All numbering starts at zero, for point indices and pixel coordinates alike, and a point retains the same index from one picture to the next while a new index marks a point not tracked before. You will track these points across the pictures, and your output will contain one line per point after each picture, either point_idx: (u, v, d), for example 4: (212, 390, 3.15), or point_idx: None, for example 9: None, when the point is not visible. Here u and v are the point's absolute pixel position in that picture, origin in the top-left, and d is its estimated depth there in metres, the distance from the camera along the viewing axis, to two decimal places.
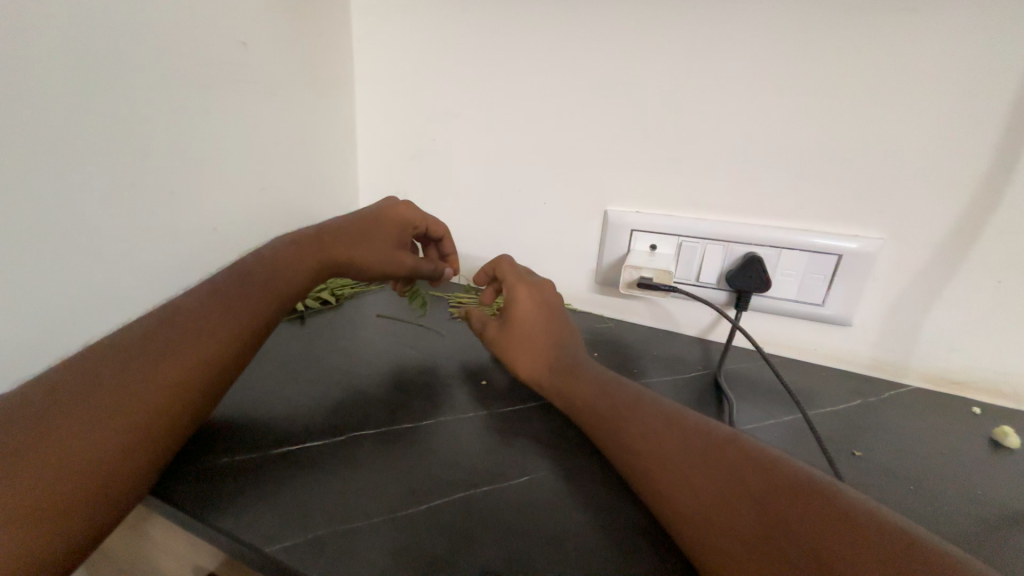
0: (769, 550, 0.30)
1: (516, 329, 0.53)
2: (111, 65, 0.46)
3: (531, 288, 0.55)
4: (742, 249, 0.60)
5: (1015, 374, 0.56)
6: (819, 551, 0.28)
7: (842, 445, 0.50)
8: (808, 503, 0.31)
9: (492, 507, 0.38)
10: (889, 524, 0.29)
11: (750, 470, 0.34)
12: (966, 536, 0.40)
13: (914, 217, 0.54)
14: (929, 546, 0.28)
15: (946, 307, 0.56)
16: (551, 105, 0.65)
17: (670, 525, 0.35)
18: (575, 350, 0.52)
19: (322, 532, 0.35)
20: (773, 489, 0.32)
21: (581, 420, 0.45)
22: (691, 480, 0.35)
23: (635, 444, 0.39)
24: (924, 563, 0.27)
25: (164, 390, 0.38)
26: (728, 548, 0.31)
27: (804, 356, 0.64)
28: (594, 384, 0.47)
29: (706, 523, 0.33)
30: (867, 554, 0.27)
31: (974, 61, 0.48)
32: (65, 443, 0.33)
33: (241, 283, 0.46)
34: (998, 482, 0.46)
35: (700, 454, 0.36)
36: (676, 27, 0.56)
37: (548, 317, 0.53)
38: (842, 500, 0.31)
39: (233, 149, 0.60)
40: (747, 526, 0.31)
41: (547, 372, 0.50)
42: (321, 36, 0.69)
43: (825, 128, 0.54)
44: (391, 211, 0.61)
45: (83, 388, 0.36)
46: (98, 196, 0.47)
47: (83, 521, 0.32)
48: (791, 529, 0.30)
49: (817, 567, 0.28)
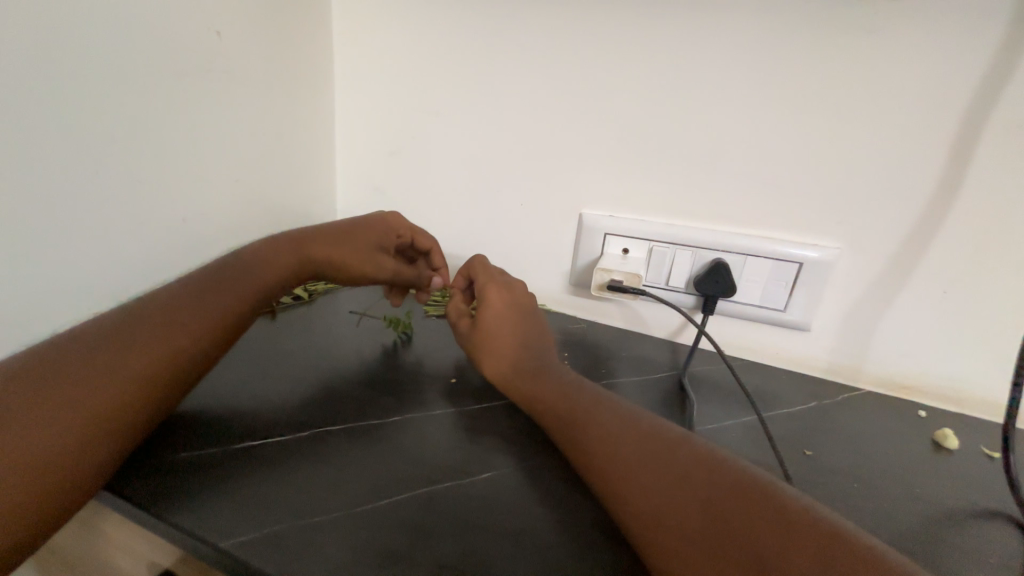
0: (713, 549, 0.31)
1: (484, 330, 0.53)
2: (78, 48, 0.44)
3: (500, 291, 0.55)
4: (709, 255, 0.62)
5: (958, 379, 0.59)
6: (758, 551, 0.30)
7: (795, 445, 0.52)
8: (752, 506, 0.32)
9: (454, 503, 0.39)
10: (824, 525, 0.31)
11: (701, 473, 0.35)
12: (905, 531, 0.42)
13: (869, 229, 0.56)
14: (858, 544, 0.30)
15: (897, 315, 0.59)
16: (530, 107, 0.66)
17: (623, 524, 0.36)
18: (543, 353, 0.53)
19: (279, 528, 0.35)
20: (720, 492, 0.34)
21: (544, 423, 0.46)
22: (645, 481, 0.36)
23: (594, 447, 0.40)
24: (850, 558, 0.29)
25: (140, 378, 0.39)
26: (675, 546, 0.32)
27: (767, 360, 0.67)
28: (559, 387, 0.47)
29: (656, 522, 0.34)
30: (802, 555, 0.29)
31: (929, 83, 0.50)
32: (38, 424, 0.34)
33: (216, 286, 0.47)
34: (938, 481, 0.49)
35: (655, 456, 0.37)
36: (654, 36, 0.58)
37: (517, 320, 0.54)
38: (783, 501, 0.32)
39: (206, 140, 0.59)
40: (694, 526, 0.33)
41: (513, 375, 0.50)
42: (301, 28, 0.68)
43: (792, 140, 0.56)
44: (376, 219, 0.62)
45: (59, 373, 0.36)
46: (60, 183, 0.46)
47: (54, 501, 0.33)
48: (734, 530, 0.31)
49: (755, 565, 0.29)
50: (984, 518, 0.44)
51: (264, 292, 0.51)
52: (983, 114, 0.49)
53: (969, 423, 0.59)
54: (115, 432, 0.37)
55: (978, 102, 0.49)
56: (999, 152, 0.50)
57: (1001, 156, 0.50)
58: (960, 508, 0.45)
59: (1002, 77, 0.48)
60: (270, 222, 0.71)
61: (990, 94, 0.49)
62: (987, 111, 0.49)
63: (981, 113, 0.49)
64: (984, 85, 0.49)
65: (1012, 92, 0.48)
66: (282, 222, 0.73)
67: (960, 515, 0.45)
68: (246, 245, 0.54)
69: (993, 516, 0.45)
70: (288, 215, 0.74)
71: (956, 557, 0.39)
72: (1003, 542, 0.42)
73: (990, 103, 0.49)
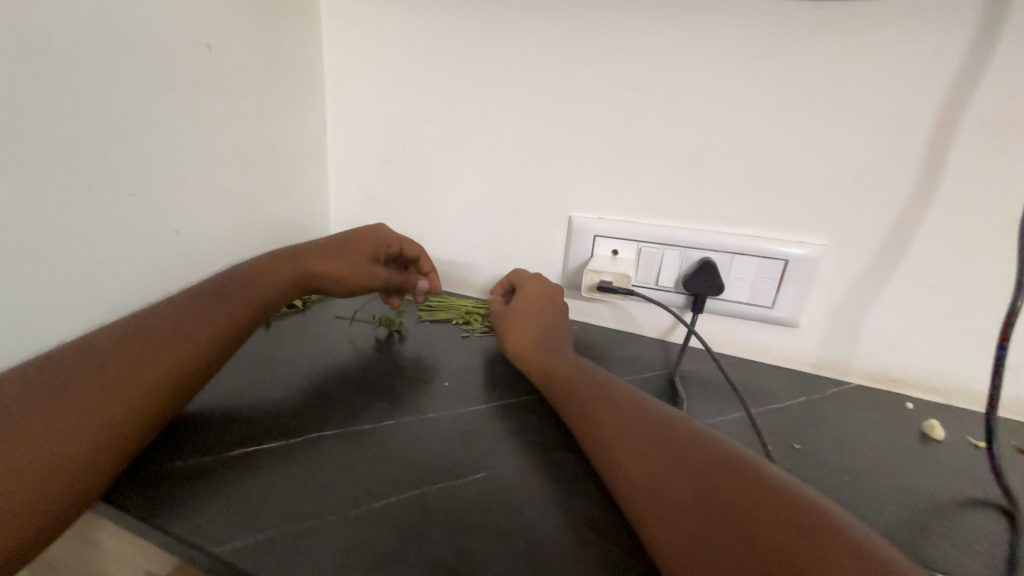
0: (702, 513, 0.33)
1: (511, 316, 0.59)
2: (67, 65, 0.45)
3: (538, 287, 0.62)
4: (697, 254, 0.63)
5: (943, 371, 0.60)
6: (744, 517, 0.32)
7: (784, 439, 0.53)
8: (739, 479, 0.34)
9: (447, 504, 0.39)
10: (805, 498, 0.32)
11: (696, 448, 0.37)
12: (892, 522, 0.43)
13: (852, 226, 0.58)
14: (835, 521, 0.31)
15: (882, 309, 0.60)
16: (519, 112, 0.67)
17: (618, 492, 0.38)
18: (558, 339, 0.56)
19: (273, 533, 0.36)
20: (712, 464, 0.36)
21: (557, 393, 0.49)
22: (645, 450, 0.38)
23: (604, 415, 0.43)
24: (826, 528, 0.30)
25: (144, 389, 0.40)
26: (667, 509, 0.34)
27: (756, 356, 0.67)
28: (575, 364, 0.50)
29: (648, 493, 0.36)
30: (780, 522, 0.31)
31: (906, 81, 0.51)
32: (47, 433, 0.35)
33: (218, 304, 0.49)
34: (924, 472, 0.49)
35: (654, 432, 0.39)
36: (638, 40, 0.59)
37: (546, 311, 0.59)
38: (770, 478, 0.34)
39: (198, 152, 0.60)
40: (685, 492, 0.34)
41: (533, 350, 0.54)
42: (290, 40, 0.69)
43: (775, 140, 0.57)
44: (366, 231, 0.64)
45: (65, 385, 0.38)
46: (51, 198, 0.46)
47: (61, 508, 0.34)
48: (723, 499, 0.33)
49: (740, 528, 0.31)
50: (970, 506, 0.45)
51: (268, 304, 0.54)
52: (957, 111, 0.51)
53: (955, 414, 0.59)
54: (116, 444, 0.37)
55: (952, 100, 0.51)
56: (974, 149, 0.51)
57: (976, 152, 0.51)
58: (946, 497, 0.46)
59: (973, 76, 0.49)
60: (263, 232, 0.72)
61: (963, 92, 0.50)
62: (961, 108, 0.50)
63: (955, 110, 0.51)
64: (956, 83, 0.50)
65: (983, 89, 0.49)
66: (275, 231, 0.74)
67: (946, 504, 0.45)
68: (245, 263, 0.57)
69: (978, 505, 0.46)
70: (280, 224, 0.75)
71: (942, 547, 0.40)
72: (988, 529, 0.43)
73: (964, 100, 0.50)
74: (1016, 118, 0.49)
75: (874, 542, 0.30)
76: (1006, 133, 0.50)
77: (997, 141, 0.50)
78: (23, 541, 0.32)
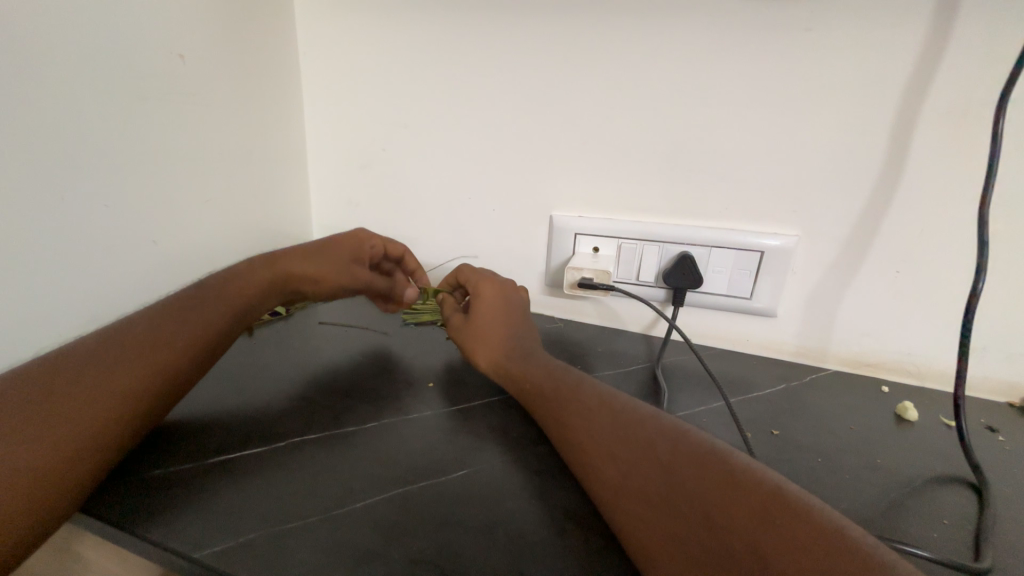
0: (665, 510, 0.33)
1: (473, 326, 0.57)
2: (37, 77, 0.45)
3: (494, 288, 0.60)
4: (676, 249, 0.64)
5: (916, 353, 0.61)
6: (706, 511, 0.32)
7: (763, 425, 0.54)
8: (705, 470, 0.34)
9: (429, 501, 0.40)
10: (769, 483, 0.33)
11: (662, 442, 0.38)
12: (865, 501, 0.44)
13: (823, 216, 0.59)
14: (797, 500, 0.32)
15: (856, 295, 0.61)
16: (494, 113, 0.67)
17: (593, 494, 0.38)
18: (528, 342, 0.56)
19: (253, 535, 0.36)
20: (678, 456, 0.36)
21: (530, 400, 0.49)
22: (615, 451, 0.39)
23: (573, 420, 0.43)
24: (786, 507, 0.31)
25: (137, 391, 0.41)
26: (637, 509, 0.35)
27: (737, 346, 0.69)
28: (545, 367, 0.51)
29: (620, 490, 0.36)
30: (744, 512, 0.31)
31: (868, 73, 0.53)
32: (48, 432, 0.35)
33: (196, 310, 0.49)
34: (897, 452, 0.51)
35: (621, 432, 0.40)
36: (608, 40, 0.60)
37: (505, 310, 0.58)
38: (733, 465, 0.35)
39: (174, 159, 0.59)
40: (652, 490, 0.35)
41: (505, 356, 0.54)
42: (263, 45, 0.69)
43: (746, 134, 0.59)
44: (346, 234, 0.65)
45: (57, 387, 0.38)
46: (21, 213, 0.45)
47: (62, 503, 0.35)
48: (686, 492, 0.34)
49: (704, 523, 0.32)
50: (941, 483, 0.46)
51: (251, 306, 0.55)
52: (916, 103, 0.52)
53: (930, 396, 0.61)
54: (108, 442, 0.38)
55: (912, 90, 0.52)
56: (933, 137, 0.53)
57: (936, 140, 0.53)
58: (918, 475, 0.47)
59: (930, 67, 0.51)
60: (244, 240, 0.72)
61: (923, 82, 0.52)
62: (921, 98, 0.52)
63: (915, 100, 0.52)
64: (917, 73, 0.51)
65: (940, 79, 0.51)
66: (256, 238, 0.74)
67: (917, 482, 0.47)
68: (224, 269, 0.57)
69: (948, 481, 0.47)
70: (262, 231, 0.75)
71: (913, 526, 0.41)
72: (957, 505, 0.44)
73: (923, 91, 0.52)
74: (970, 107, 0.51)
75: (834, 515, 0.31)
76: (963, 121, 0.51)
77: (955, 129, 0.52)
78: (28, 533, 0.33)
